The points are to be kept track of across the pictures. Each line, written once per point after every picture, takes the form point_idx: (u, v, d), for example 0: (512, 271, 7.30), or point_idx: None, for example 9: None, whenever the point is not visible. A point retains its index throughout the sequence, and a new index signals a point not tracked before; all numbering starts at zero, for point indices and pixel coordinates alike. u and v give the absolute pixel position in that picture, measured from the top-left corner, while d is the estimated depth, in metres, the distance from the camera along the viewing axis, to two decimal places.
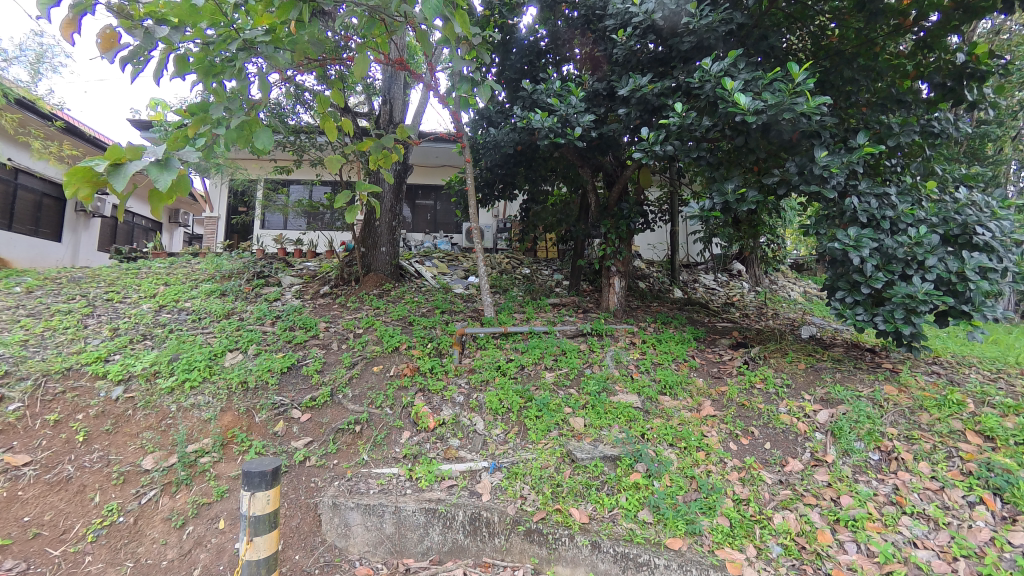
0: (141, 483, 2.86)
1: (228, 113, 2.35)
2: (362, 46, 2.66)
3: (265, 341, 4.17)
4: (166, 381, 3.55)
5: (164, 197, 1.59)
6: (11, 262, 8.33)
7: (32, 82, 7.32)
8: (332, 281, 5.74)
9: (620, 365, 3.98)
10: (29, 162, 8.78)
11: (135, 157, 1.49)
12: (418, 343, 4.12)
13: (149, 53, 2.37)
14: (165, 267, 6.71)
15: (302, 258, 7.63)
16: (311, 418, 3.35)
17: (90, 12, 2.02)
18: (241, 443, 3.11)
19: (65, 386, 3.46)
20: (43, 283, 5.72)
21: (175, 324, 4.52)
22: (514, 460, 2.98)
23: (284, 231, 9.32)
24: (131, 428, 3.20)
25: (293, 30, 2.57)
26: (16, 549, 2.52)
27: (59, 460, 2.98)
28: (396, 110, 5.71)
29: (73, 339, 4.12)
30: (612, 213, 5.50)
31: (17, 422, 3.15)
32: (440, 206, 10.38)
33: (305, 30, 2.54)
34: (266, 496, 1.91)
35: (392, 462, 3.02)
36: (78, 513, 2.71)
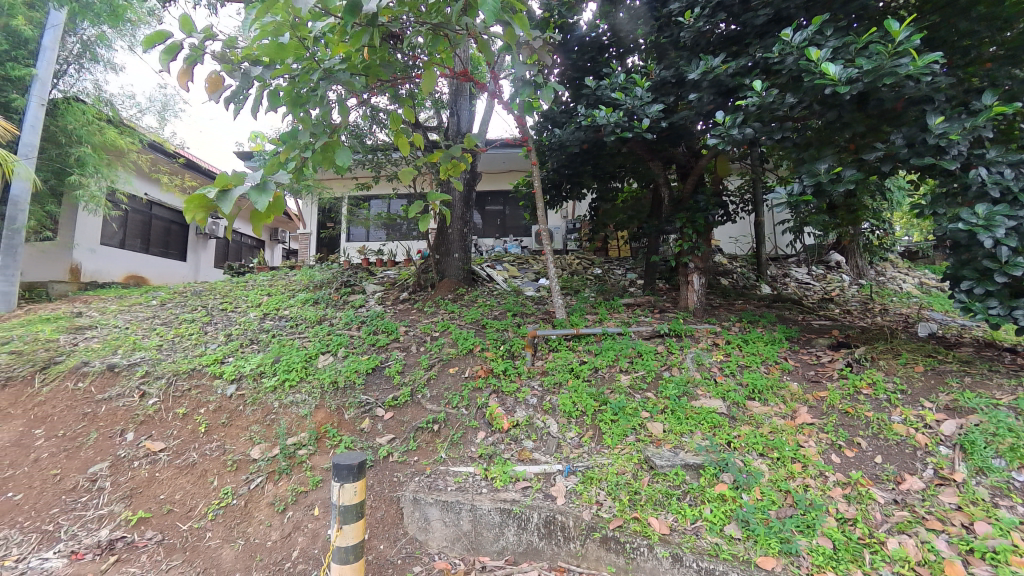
0: (250, 470, 3.22)
1: (314, 137, 2.65)
2: (429, 63, 2.88)
3: (351, 344, 4.53)
4: (269, 380, 3.98)
5: (262, 217, 1.80)
6: (147, 279, 9.98)
7: (160, 127, 8.69)
8: (410, 287, 6.09)
9: (702, 368, 3.77)
10: (161, 194, 10.39)
11: (241, 182, 1.72)
12: (492, 345, 4.22)
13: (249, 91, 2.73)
14: (267, 280, 7.54)
15: (383, 267, 8.16)
16: (393, 416, 3.55)
17: (200, 61, 2.34)
18: (333, 438, 3.37)
19: (190, 384, 4.05)
20: (173, 296, 6.73)
21: (277, 329, 5.07)
22: (589, 464, 2.92)
23: (366, 242, 10.06)
24: (242, 422, 3.62)
25: (367, 56, 2.92)
26: (155, 521, 2.97)
27: (186, 447, 3.47)
28: (463, 121, 5.96)
29: (197, 343, 4.79)
30: (686, 207, 5.23)
31: (155, 415, 3.76)
32: (509, 211, 10.54)
33: (376, 55, 2.91)
34: (354, 487, 2.06)
35: (468, 461, 3.09)
36: (201, 494, 3.12)
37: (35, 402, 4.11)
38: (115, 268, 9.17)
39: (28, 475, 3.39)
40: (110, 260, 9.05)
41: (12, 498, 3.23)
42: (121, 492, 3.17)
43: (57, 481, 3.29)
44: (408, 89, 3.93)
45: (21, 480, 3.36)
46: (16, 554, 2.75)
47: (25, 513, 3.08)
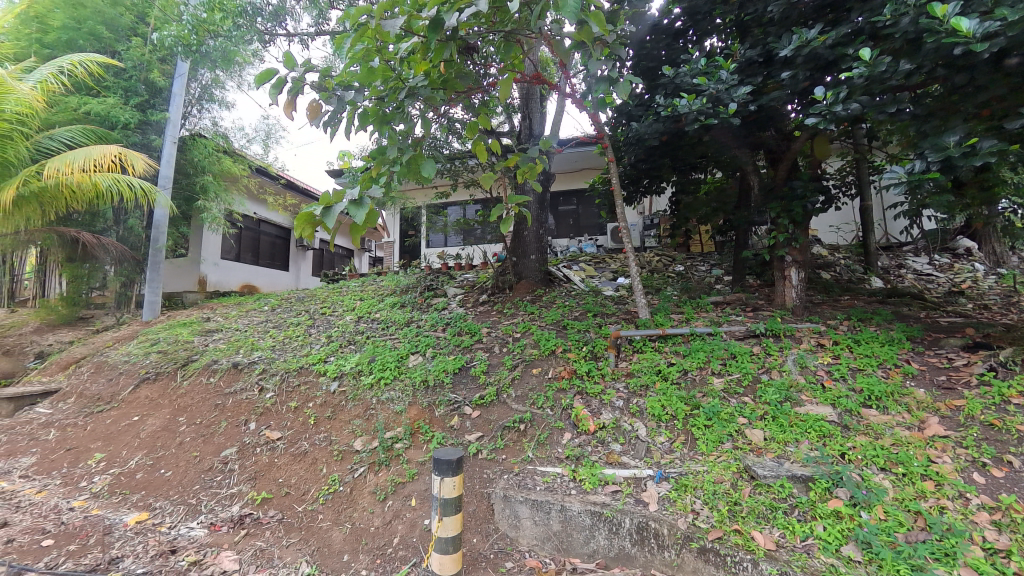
0: (354, 460, 3.49)
1: (401, 151, 2.85)
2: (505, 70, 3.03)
3: (438, 345, 4.75)
4: (366, 378, 4.30)
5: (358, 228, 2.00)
6: (258, 288, 11.29)
7: (265, 153, 9.80)
8: (489, 289, 6.24)
9: (806, 371, 3.44)
10: (267, 213, 11.71)
11: (341, 201, 1.97)
12: (574, 346, 4.20)
13: (345, 113, 3.00)
14: (359, 286, 8.17)
15: (461, 270, 8.48)
16: (480, 415, 3.67)
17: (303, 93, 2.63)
18: (426, 434, 3.55)
19: (300, 380, 4.50)
20: (281, 302, 7.55)
21: (370, 331, 5.48)
22: (683, 471, 2.79)
23: (445, 248, 10.53)
24: (345, 416, 3.95)
25: (444, 70, 3.09)
26: (276, 501, 3.34)
27: (299, 437, 3.86)
28: (535, 123, 6.00)
29: (303, 344, 5.32)
30: (780, 195, 4.80)
31: (272, 407, 4.23)
32: (582, 210, 10.43)
33: (453, 68, 3.07)
34: (453, 481, 2.15)
35: (556, 461, 3.10)
36: (312, 480, 3.43)
37: (179, 393, 4.82)
38: (233, 278, 10.49)
39: (176, 455, 3.99)
40: (229, 271, 10.37)
41: (165, 474, 3.82)
42: (247, 474, 3.61)
43: (199, 462, 3.84)
44: (484, 97, 4.06)
45: (171, 459, 3.96)
46: (170, 521, 3.26)
47: (176, 487, 3.63)
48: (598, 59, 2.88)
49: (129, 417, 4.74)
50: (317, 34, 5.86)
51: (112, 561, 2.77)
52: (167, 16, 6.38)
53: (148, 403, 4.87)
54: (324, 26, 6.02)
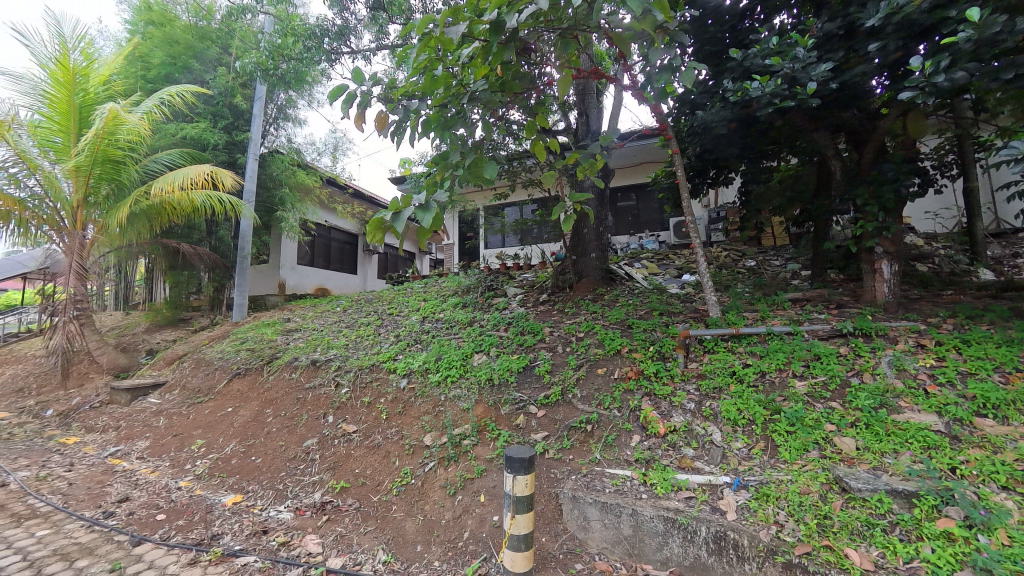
0: (424, 455, 3.62)
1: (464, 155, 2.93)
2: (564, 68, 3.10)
3: (501, 344, 4.83)
4: (434, 376, 4.46)
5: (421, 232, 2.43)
6: (330, 290, 12.09)
7: (333, 164, 10.46)
8: (549, 289, 6.23)
9: (904, 374, 3.11)
10: (337, 220, 12.50)
11: (409, 204, 2.39)
12: (640, 346, 4.10)
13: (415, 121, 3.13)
14: (422, 287, 8.49)
15: (520, 270, 8.54)
16: (546, 414, 3.67)
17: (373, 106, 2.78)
18: (492, 432, 3.62)
19: (372, 377, 4.76)
20: (352, 304, 8.03)
21: (435, 330, 5.67)
22: (763, 480, 2.63)
23: (503, 248, 10.67)
24: (414, 412, 4.11)
25: (501, 72, 3.15)
26: (354, 491, 3.54)
27: (372, 430, 4.08)
28: (592, 119, 5.90)
29: (374, 343, 5.62)
30: (866, 180, 4.37)
31: (348, 402, 4.51)
32: (642, 206, 10.13)
33: (511, 70, 3.13)
34: (525, 480, 2.18)
35: (624, 464, 3.03)
36: (386, 472, 3.60)
37: (266, 387, 5.28)
38: (308, 281, 11.31)
39: (264, 444, 4.35)
40: (305, 276, 11.19)
41: (255, 461, 4.18)
42: (327, 464, 3.86)
43: (284, 450, 4.17)
44: (539, 97, 4.07)
45: (261, 447, 4.33)
46: (261, 504, 3.56)
47: (265, 473, 3.97)
48: (660, 49, 2.79)
49: (224, 408, 5.25)
50: (379, 49, 6.15)
51: (213, 537, 3.09)
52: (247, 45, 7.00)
53: (240, 396, 5.37)
54: (385, 41, 6.31)
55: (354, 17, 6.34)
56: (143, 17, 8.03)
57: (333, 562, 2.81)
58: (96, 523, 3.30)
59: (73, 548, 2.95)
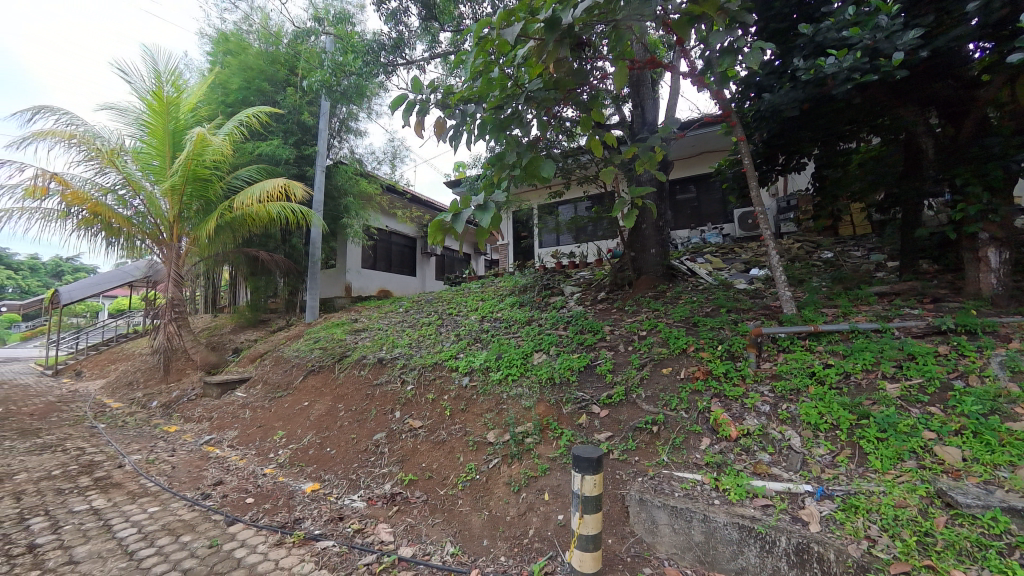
0: (488, 451, 3.71)
1: (520, 156, 3.03)
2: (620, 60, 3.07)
3: (561, 343, 4.84)
4: (495, 374, 4.56)
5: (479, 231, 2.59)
6: (392, 292, 12.68)
7: (392, 171, 10.96)
8: (607, 286, 6.16)
9: (1020, 377, 2.77)
10: (397, 225, 13.09)
11: (468, 206, 2.63)
12: (708, 344, 3.97)
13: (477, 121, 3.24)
14: (479, 287, 8.68)
15: (575, 268, 8.49)
16: (609, 414, 3.64)
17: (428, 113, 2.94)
18: (555, 431, 3.64)
19: (436, 374, 4.95)
20: (414, 304, 8.38)
21: (494, 329, 5.78)
22: (851, 490, 2.44)
23: (558, 247, 10.66)
24: (477, 409, 4.22)
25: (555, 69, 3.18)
26: (421, 483, 3.69)
27: (437, 426, 4.23)
28: (648, 110, 5.71)
29: (436, 342, 5.83)
30: (967, 158, 3.92)
31: (414, 398, 4.72)
32: (702, 198, 9.71)
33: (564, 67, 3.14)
34: (594, 479, 2.18)
35: (694, 468, 2.93)
36: (451, 467, 3.72)
37: (338, 383, 5.64)
38: (372, 284, 11.94)
39: (338, 436, 4.65)
40: (369, 278, 11.83)
41: (330, 452, 4.48)
42: (396, 457, 4.07)
43: (356, 443, 4.44)
44: (591, 91, 4.03)
45: (335, 439, 4.64)
46: (337, 492, 3.81)
47: (340, 463, 4.25)
48: (723, 32, 2.68)
49: (301, 402, 5.67)
50: (432, 58, 6.35)
51: (296, 521, 3.36)
52: (311, 65, 7.49)
53: (315, 391, 5.79)
54: (438, 49, 6.51)
55: (407, 30, 6.60)
56: (222, 48, 8.86)
57: (404, 551, 2.94)
58: (196, 503, 3.70)
59: (179, 524, 3.34)
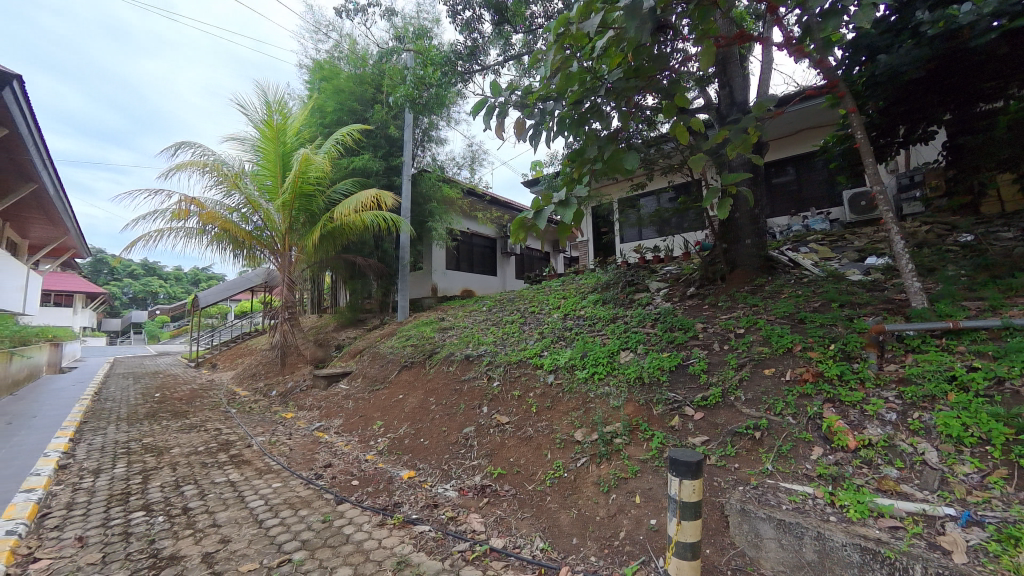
0: (576, 450, 3.73)
1: (602, 151, 3.02)
2: (705, 38, 2.92)
3: (649, 342, 4.73)
4: (581, 372, 4.59)
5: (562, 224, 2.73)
6: (475, 291, 13.19)
7: (471, 175, 11.39)
8: (697, 282, 5.87)
9: None
10: (478, 226, 13.58)
11: (549, 202, 2.71)
12: (818, 343, 3.66)
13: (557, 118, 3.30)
14: (560, 285, 8.71)
15: (660, 263, 8.18)
16: (704, 417, 3.48)
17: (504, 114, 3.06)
18: (645, 432, 3.56)
19: (522, 372, 5.10)
20: (497, 302, 8.66)
21: (578, 327, 5.79)
22: (1009, 517, 2.09)
23: (641, 241, 10.35)
24: (563, 407, 4.28)
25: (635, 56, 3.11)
26: (510, 478, 3.81)
27: (525, 423, 4.35)
28: (737, 89, 5.30)
29: (520, 340, 5.99)
30: None
31: (501, 394, 4.90)
32: (803, 180, 8.80)
33: (645, 53, 3.06)
34: (693, 485, 2.13)
35: (804, 479, 2.70)
36: (539, 463, 3.80)
37: (429, 378, 6.02)
38: (456, 284, 12.54)
39: (431, 428, 4.97)
40: (453, 279, 12.43)
41: (424, 443, 4.81)
42: (485, 450, 4.25)
43: (447, 435, 4.71)
44: (672, 75, 3.84)
45: (428, 431, 4.96)
46: (431, 480, 4.08)
47: (433, 453, 4.54)
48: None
49: (396, 395, 6.14)
50: (506, 61, 6.49)
51: (395, 505, 3.67)
52: (395, 81, 8.00)
53: (408, 385, 6.23)
54: (511, 52, 6.61)
55: (481, 37, 6.80)
56: (318, 74, 9.83)
57: (495, 542, 3.06)
58: (311, 482, 4.19)
59: (296, 499, 3.81)
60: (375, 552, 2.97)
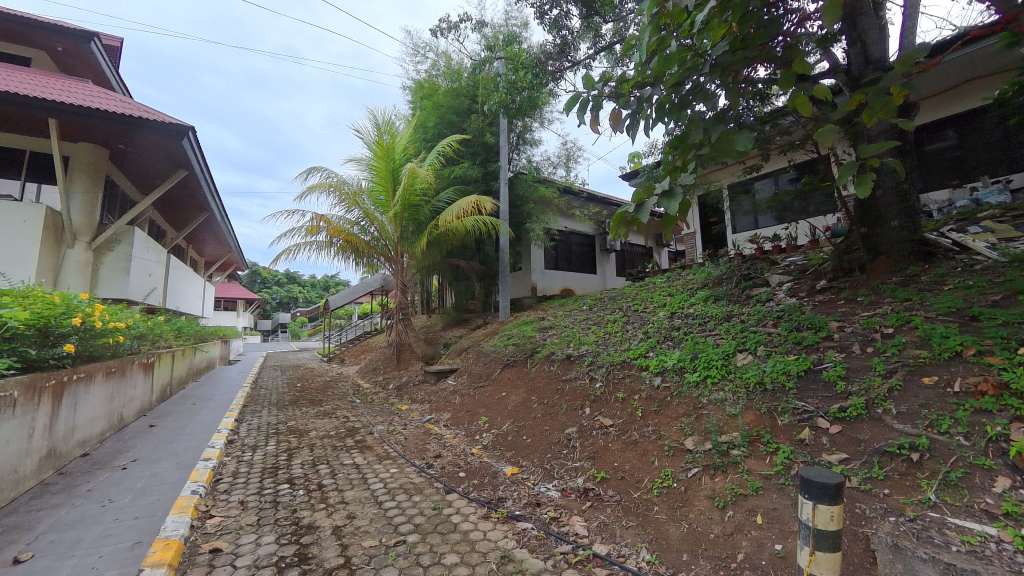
0: (687, 459, 3.46)
1: (709, 133, 2.76)
2: None
3: (771, 343, 4.23)
4: (692, 375, 4.28)
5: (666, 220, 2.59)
6: (574, 290, 13.08)
7: (567, 173, 11.33)
8: (829, 274, 5.11)
9: None
10: (575, 224, 13.45)
11: (651, 194, 2.58)
12: (1001, 347, 2.95)
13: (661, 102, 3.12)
14: (665, 282, 8.22)
15: (781, 253, 7.28)
16: (842, 432, 3.01)
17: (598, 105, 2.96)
18: (768, 445, 3.20)
19: (626, 373, 4.93)
20: (597, 301, 8.49)
21: (686, 326, 5.40)
22: None
23: (757, 230, 9.33)
24: (672, 412, 4.02)
25: (742, 24, 2.80)
26: (614, 483, 3.66)
27: (629, 426, 4.17)
28: (873, 44, 4.48)
29: (623, 340, 5.78)
30: None
31: (604, 395, 4.79)
32: (970, 143, 7.12)
33: (754, 19, 2.74)
34: (830, 512, 1.83)
35: (984, 517, 2.18)
36: (646, 470, 3.60)
37: (531, 377, 6.11)
38: (555, 283, 12.58)
39: (533, 426, 5.03)
40: (552, 278, 12.49)
41: (526, 440, 4.87)
42: (588, 452, 4.16)
43: (550, 434, 4.72)
44: (788, 40, 3.37)
45: (530, 429, 5.02)
46: (534, 478, 4.10)
47: (536, 452, 4.57)
48: None
49: (500, 392, 6.34)
50: (597, 53, 6.31)
51: (499, 499, 3.77)
52: (488, 89, 8.28)
53: (511, 383, 6.39)
54: (602, 44, 6.44)
55: (570, 33, 6.73)
56: (420, 93, 10.61)
57: (599, 547, 2.93)
58: (423, 470, 4.53)
59: (410, 485, 4.13)
60: (480, 543, 3.09)
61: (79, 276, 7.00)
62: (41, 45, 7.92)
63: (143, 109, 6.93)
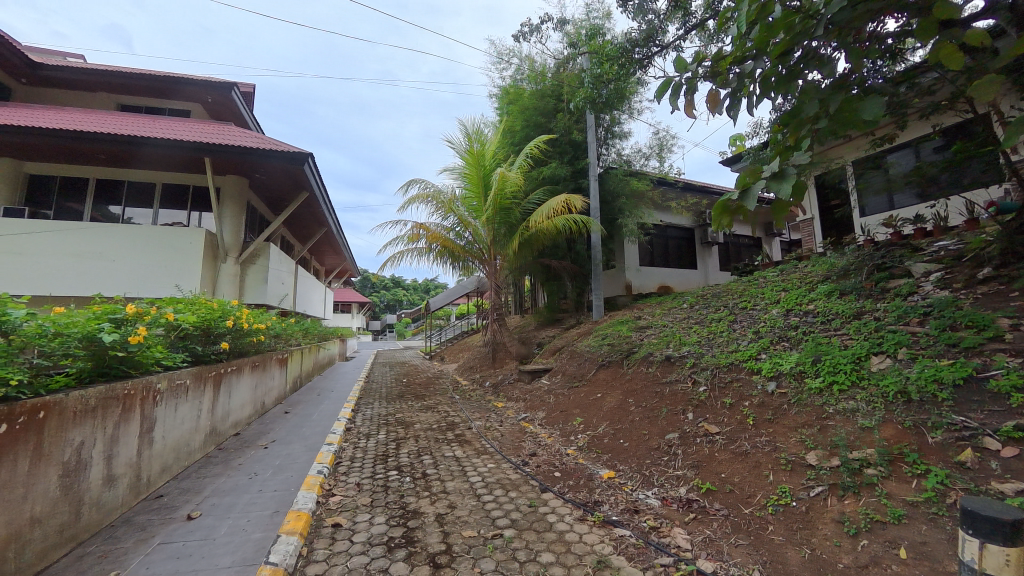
0: (809, 476, 3.05)
1: (826, 104, 2.42)
2: None
3: (917, 344, 3.59)
4: (814, 381, 3.80)
5: (774, 206, 2.31)
6: (672, 287, 12.35)
7: (660, 164, 10.77)
8: (999, 260, 4.19)
9: None
10: (672, 218, 12.70)
11: (757, 178, 2.31)
12: None
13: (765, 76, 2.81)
14: (779, 275, 7.36)
15: (929, 237, 6.13)
16: (1020, 456, 2.49)
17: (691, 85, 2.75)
18: (915, 465, 2.72)
19: (733, 377, 4.53)
20: (699, 299, 7.92)
21: (806, 325, 4.79)
22: None
23: (895, 212, 7.96)
24: (790, 421, 3.60)
25: None
26: (721, 496, 3.35)
27: (738, 435, 3.82)
28: None
29: (729, 341, 5.31)
30: None
31: (708, 400, 4.46)
32: None
33: None
34: (1004, 555, 1.47)
35: None
36: (758, 485, 3.24)
37: (627, 379, 5.91)
38: (651, 280, 12.01)
39: (630, 430, 4.84)
40: (648, 275, 11.95)
41: (623, 444, 4.71)
42: (691, 460, 3.88)
43: (648, 439, 4.50)
44: None
45: (627, 433, 4.84)
46: (632, 484, 3.93)
47: (633, 456, 4.39)
48: None
49: (594, 394, 6.22)
50: (687, 33, 5.85)
51: (595, 503, 3.70)
52: (574, 86, 8.22)
53: (606, 384, 6.25)
54: (693, 22, 5.99)
55: (656, 16, 6.31)
56: (506, 99, 10.90)
57: (703, 564, 2.68)
58: (519, 467, 4.64)
59: (507, 481, 4.26)
60: (576, 545, 3.06)
61: (230, 286, 8.50)
62: (196, 98, 9.68)
63: (273, 142, 8.15)
